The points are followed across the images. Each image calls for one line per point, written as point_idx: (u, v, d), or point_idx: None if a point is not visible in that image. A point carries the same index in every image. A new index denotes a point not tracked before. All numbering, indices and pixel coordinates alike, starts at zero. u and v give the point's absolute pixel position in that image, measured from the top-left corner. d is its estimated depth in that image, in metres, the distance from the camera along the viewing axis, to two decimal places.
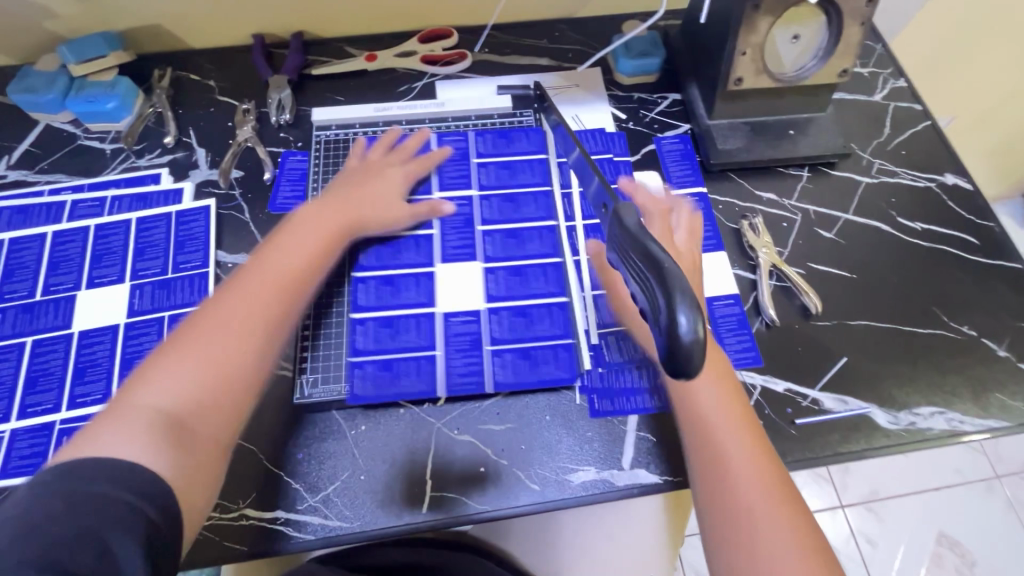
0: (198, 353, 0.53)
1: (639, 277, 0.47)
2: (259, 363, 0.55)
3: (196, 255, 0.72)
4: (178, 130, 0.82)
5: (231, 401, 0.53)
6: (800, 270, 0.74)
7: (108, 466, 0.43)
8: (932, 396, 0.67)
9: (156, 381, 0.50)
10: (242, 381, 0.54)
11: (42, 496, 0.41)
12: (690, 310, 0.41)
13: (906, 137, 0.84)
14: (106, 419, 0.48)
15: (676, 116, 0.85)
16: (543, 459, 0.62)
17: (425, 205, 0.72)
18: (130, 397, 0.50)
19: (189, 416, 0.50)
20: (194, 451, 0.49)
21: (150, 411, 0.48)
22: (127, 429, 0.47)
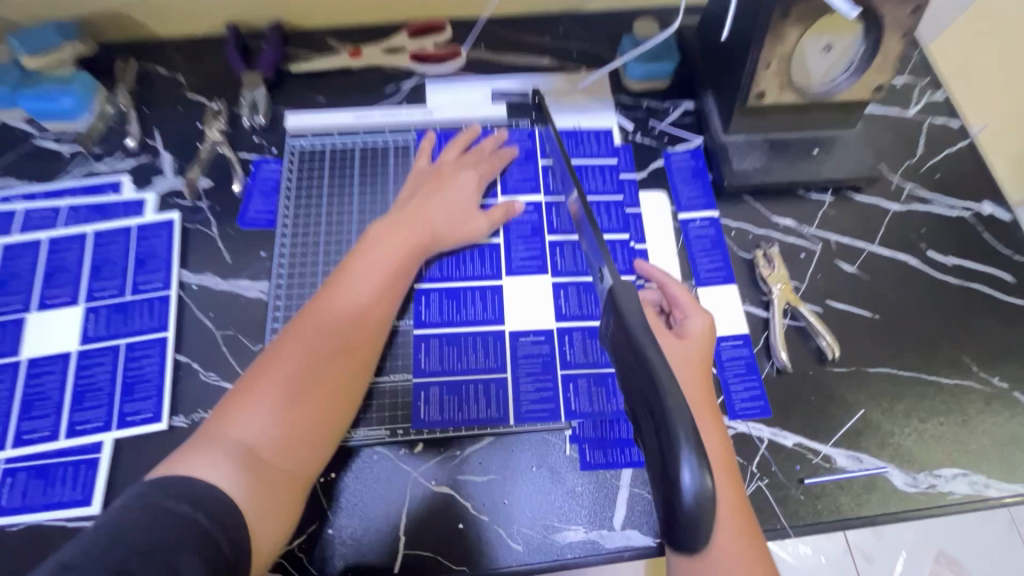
0: (278, 382, 0.50)
1: (640, 396, 0.46)
2: (337, 389, 0.53)
3: (158, 275, 0.66)
4: (142, 131, 0.75)
5: (314, 433, 0.50)
6: (817, 308, 0.68)
7: (193, 492, 0.42)
8: (955, 456, 0.61)
9: (240, 412, 0.48)
10: (322, 412, 0.51)
11: (130, 508, 0.39)
12: (696, 473, 0.41)
13: (941, 159, 0.77)
14: (193, 449, 0.46)
15: (688, 128, 0.77)
16: (527, 516, 0.57)
17: (503, 209, 0.68)
18: (215, 430, 0.47)
19: (276, 449, 0.48)
20: (277, 486, 0.46)
21: (236, 445, 0.46)
22: (214, 460, 0.45)
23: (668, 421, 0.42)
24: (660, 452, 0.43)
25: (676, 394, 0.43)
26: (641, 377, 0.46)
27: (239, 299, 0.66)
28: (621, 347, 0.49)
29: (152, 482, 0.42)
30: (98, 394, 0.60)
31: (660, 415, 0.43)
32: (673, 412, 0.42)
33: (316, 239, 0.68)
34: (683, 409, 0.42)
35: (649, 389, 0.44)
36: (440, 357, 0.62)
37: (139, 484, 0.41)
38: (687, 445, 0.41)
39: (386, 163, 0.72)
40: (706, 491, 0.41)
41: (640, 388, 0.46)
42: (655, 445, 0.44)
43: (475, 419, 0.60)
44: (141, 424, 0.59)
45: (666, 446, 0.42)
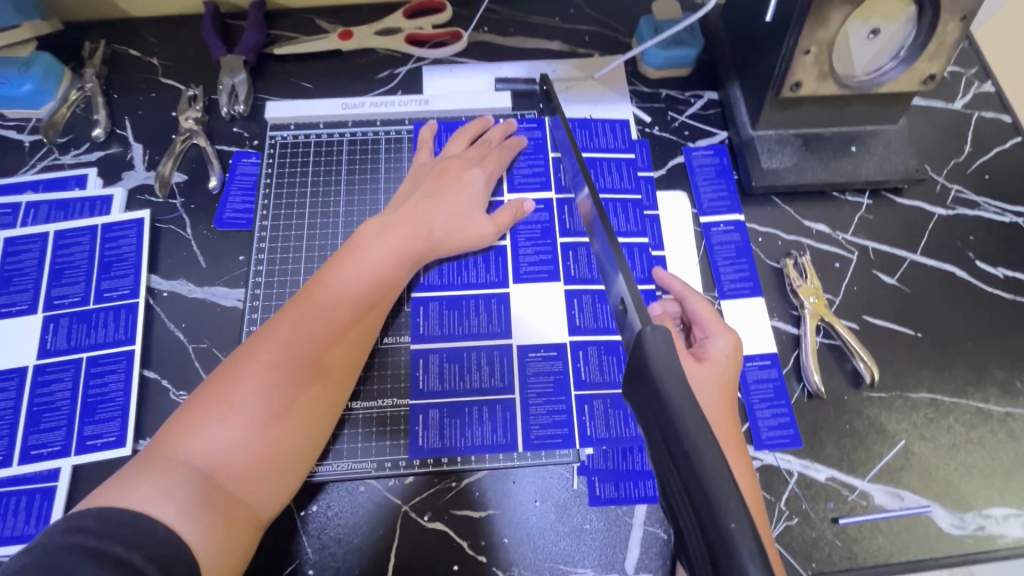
0: (248, 399, 0.44)
1: (680, 489, 0.34)
2: (312, 412, 0.47)
3: (125, 280, 0.60)
4: (110, 120, 0.68)
5: (281, 460, 0.45)
6: (853, 325, 0.61)
7: (139, 528, 0.36)
8: (1006, 494, 0.55)
9: (200, 429, 0.42)
10: (292, 438, 0.46)
11: (64, 546, 0.33)
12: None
13: (992, 158, 0.69)
14: (141, 468, 0.40)
15: (711, 121, 0.70)
16: (528, 557, 0.51)
17: (510, 208, 0.61)
18: (173, 446, 0.41)
19: (238, 477, 0.42)
20: (233, 522, 0.41)
21: (193, 470, 0.41)
22: (165, 484, 0.39)
23: (727, 543, 0.30)
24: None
25: (736, 503, 0.31)
26: (684, 472, 0.33)
27: (215, 308, 0.60)
28: (653, 421, 0.37)
29: (93, 510, 0.36)
30: (57, 414, 0.55)
31: (715, 532, 0.31)
32: (734, 533, 0.30)
33: (300, 242, 0.62)
34: (746, 525, 0.30)
35: (697, 492, 0.32)
36: (439, 375, 0.56)
37: (81, 514, 0.35)
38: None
39: (377, 157, 0.66)
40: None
41: (682, 483, 0.34)
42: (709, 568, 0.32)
43: (479, 446, 0.54)
44: (103, 448, 0.53)
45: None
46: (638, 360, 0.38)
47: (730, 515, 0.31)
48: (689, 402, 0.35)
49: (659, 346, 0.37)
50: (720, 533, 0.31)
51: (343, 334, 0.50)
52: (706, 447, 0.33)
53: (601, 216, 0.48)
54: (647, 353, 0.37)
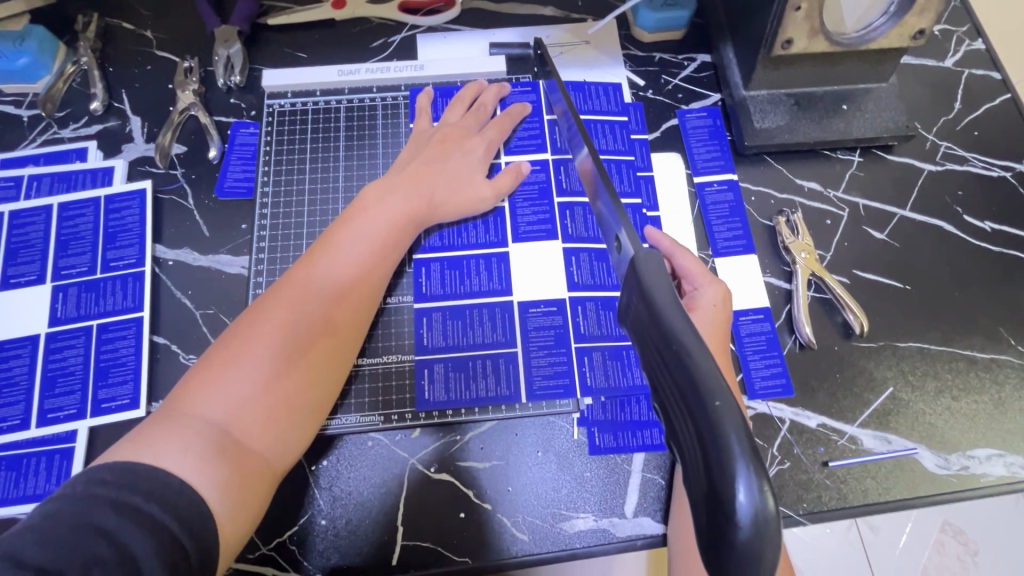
0: (258, 357, 0.45)
1: (667, 389, 0.34)
2: (317, 372, 0.49)
3: (130, 250, 0.61)
4: (107, 93, 0.68)
5: (293, 417, 0.47)
6: (844, 279, 0.62)
7: (157, 481, 0.37)
8: (989, 436, 0.57)
9: (214, 387, 0.43)
10: (303, 396, 0.47)
11: (87, 496, 0.35)
12: (753, 489, 0.28)
13: (981, 115, 0.70)
14: (159, 424, 0.41)
15: (704, 83, 0.71)
16: (532, 504, 0.53)
17: (509, 173, 0.62)
18: (188, 402, 0.43)
19: (250, 431, 0.44)
20: (248, 473, 0.42)
21: (207, 424, 0.42)
22: (183, 439, 0.40)
23: (711, 419, 0.30)
24: (700, 465, 0.31)
25: (721, 384, 0.31)
26: (671, 366, 0.34)
27: (220, 276, 0.61)
28: (643, 330, 0.37)
29: (112, 464, 0.37)
30: (70, 379, 0.56)
31: (699, 410, 0.31)
32: (718, 408, 0.30)
33: (300, 207, 0.63)
34: (730, 401, 0.30)
35: (682, 378, 0.32)
36: (443, 332, 0.58)
37: (101, 468, 0.37)
38: (739, 454, 0.29)
39: (374, 123, 0.66)
40: (770, 519, 0.28)
41: (669, 377, 0.34)
42: (693, 456, 0.32)
43: (484, 397, 0.56)
44: (117, 411, 0.55)
45: (710, 454, 0.30)
46: (632, 281, 0.39)
47: (714, 395, 0.31)
48: (676, 306, 0.36)
49: (652, 268, 0.38)
50: (704, 411, 0.31)
51: (348, 296, 0.51)
52: (693, 341, 0.33)
53: (601, 174, 0.49)
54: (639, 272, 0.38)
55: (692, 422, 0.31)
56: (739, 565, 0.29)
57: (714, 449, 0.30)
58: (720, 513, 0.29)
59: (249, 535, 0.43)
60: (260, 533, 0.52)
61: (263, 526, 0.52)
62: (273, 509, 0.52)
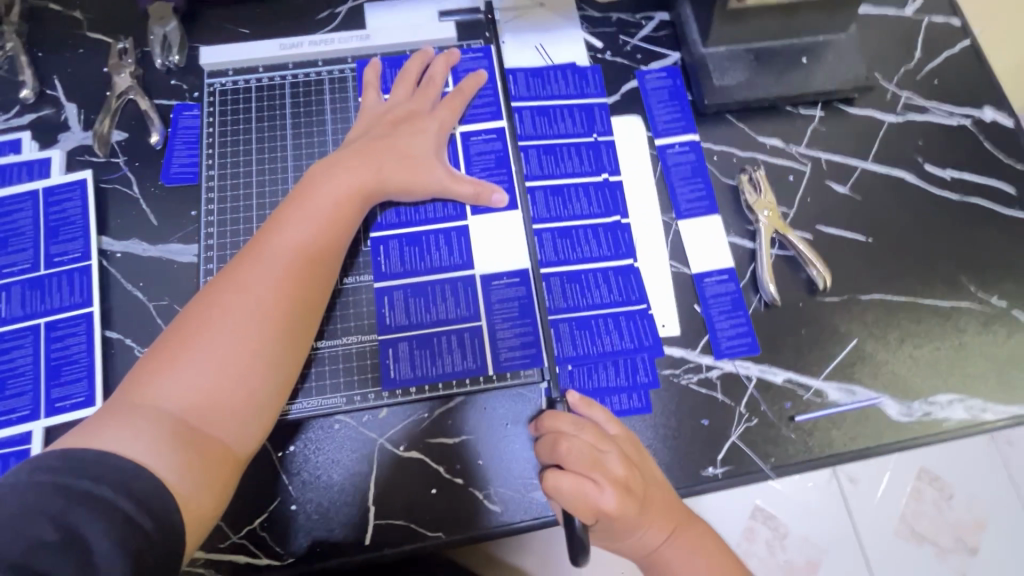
0: (208, 344, 0.44)
1: None
2: (274, 355, 0.47)
3: (74, 243, 0.58)
4: (39, 80, 0.64)
5: (254, 399, 0.46)
6: (807, 235, 0.62)
7: (104, 464, 0.37)
8: (952, 382, 0.58)
9: (164, 376, 0.43)
10: (262, 376, 0.46)
11: (35, 484, 0.34)
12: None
13: (941, 62, 0.69)
14: (110, 415, 0.41)
15: (662, 42, 0.69)
16: (503, 476, 0.53)
17: (470, 186, 0.58)
18: (139, 392, 0.42)
19: (207, 417, 0.43)
20: (206, 458, 0.42)
21: (160, 412, 0.41)
22: (133, 426, 0.40)
23: None
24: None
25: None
26: None
27: (172, 265, 0.59)
28: None
29: (60, 451, 0.37)
30: (21, 379, 0.54)
31: None
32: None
33: (249, 190, 0.61)
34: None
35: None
36: (405, 310, 0.57)
37: (48, 456, 0.36)
38: None
39: (322, 98, 0.64)
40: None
41: None
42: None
43: (450, 372, 0.55)
44: (72, 409, 0.54)
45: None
46: None
47: None
48: None
49: None
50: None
51: (304, 277, 0.50)
52: None
53: None
54: None
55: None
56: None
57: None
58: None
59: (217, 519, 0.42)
60: (230, 520, 0.51)
61: (232, 513, 0.51)
62: (240, 496, 0.52)
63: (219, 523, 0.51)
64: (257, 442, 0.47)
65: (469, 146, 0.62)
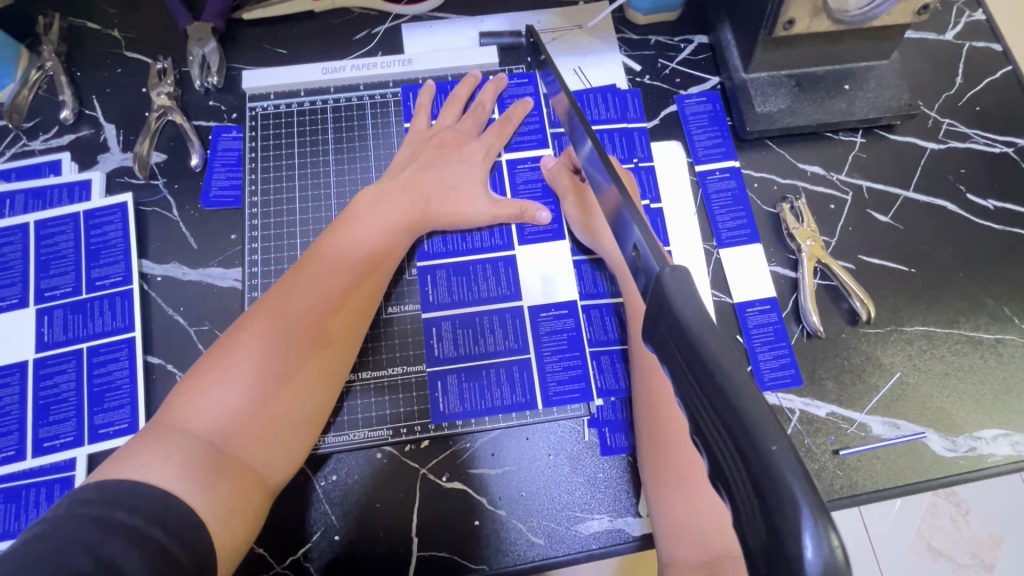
0: (245, 366, 0.45)
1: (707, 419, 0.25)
2: (307, 381, 0.48)
3: (116, 267, 0.58)
4: (78, 100, 0.64)
5: (283, 428, 0.46)
6: (849, 265, 0.62)
7: (139, 494, 0.36)
8: (998, 417, 0.57)
9: (200, 397, 0.43)
10: (296, 405, 0.47)
11: (69, 516, 0.34)
12: (822, 542, 0.20)
13: (982, 89, 0.69)
14: (146, 437, 0.41)
15: (701, 66, 0.69)
16: (546, 508, 0.53)
17: (514, 206, 0.59)
18: (176, 412, 0.42)
19: (240, 441, 0.43)
20: (235, 483, 0.41)
21: (193, 435, 0.41)
22: (165, 451, 0.40)
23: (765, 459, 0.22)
24: (763, 539, 0.21)
25: (775, 423, 0.23)
26: (705, 385, 0.25)
27: (212, 290, 0.59)
28: (669, 351, 0.28)
29: (95, 483, 0.36)
30: (64, 406, 0.54)
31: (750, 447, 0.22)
32: (776, 455, 0.22)
33: (293, 217, 0.61)
34: (789, 445, 0.22)
35: (719, 409, 0.24)
36: (454, 341, 0.56)
37: (84, 487, 0.36)
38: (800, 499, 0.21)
39: (364, 123, 0.64)
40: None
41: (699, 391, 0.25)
42: (755, 531, 0.22)
43: (499, 405, 0.55)
44: (116, 436, 0.54)
45: (769, 516, 0.21)
46: (651, 293, 0.31)
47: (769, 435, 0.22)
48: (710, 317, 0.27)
49: (681, 283, 0.29)
50: (752, 446, 0.22)
51: (341, 304, 0.51)
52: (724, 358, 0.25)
53: (600, 155, 0.43)
54: (664, 286, 0.29)
55: (744, 473, 0.22)
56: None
57: (773, 502, 0.21)
58: None
59: (244, 551, 0.42)
60: (273, 550, 0.51)
61: (275, 544, 0.51)
62: (283, 527, 0.52)
63: (263, 554, 0.51)
64: (286, 472, 0.47)
65: (515, 175, 0.62)
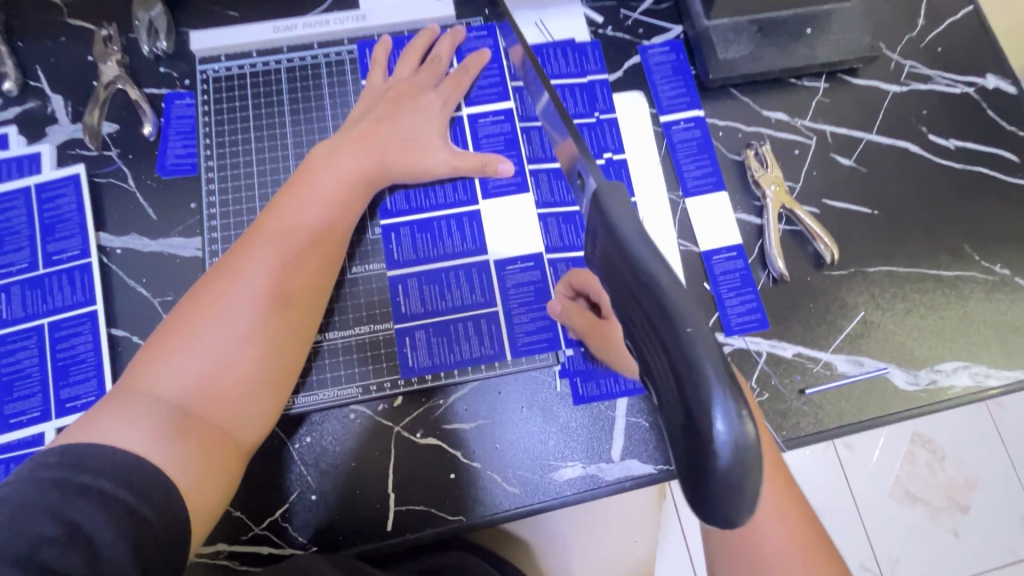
0: (208, 330, 0.44)
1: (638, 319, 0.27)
2: (273, 340, 0.47)
3: (72, 240, 0.57)
4: (21, 71, 0.62)
5: (251, 386, 0.46)
6: (813, 209, 0.62)
7: (104, 456, 0.36)
8: (957, 349, 0.59)
9: (164, 362, 0.42)
10: (263, 364, 0.47)
11: (31, 481, 0.33)
12: (731, 418, 0.23)
13: (944, 29, 0.69)
14: (111, 403, 0.40)
15: (664, 15, 0.68)
16: (521, 458, 0.54)
17: (476, 160, 0.58)
18: (139, 379, 0.42)
19: (207, 403, 0.43)
20: (206, 443, 0.41)
21: (159, 400, 0.41)
22: (131, 414, 0.39)
23: (683, 346, 0.24)
24: (681, 419, 0.24)
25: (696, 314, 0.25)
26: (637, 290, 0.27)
27: (174, 260, 0.58)
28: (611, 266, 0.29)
29: (58, 447, 0.36)
30: (28, 381, 0.54)
31: (669, 338, 0.24)
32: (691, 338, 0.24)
33: (251, 182, 0.60)
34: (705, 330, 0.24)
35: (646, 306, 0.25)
36: (421, 297, 0.56)
37: (46, 452, 0.35)
38: (714, 378, 0.23)
39: (320, 83, 0.62)
40: (752, 450, 0.23)
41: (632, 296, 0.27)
42: (676, 414, 0.25)
43: (469, 359, 0.55)
44: (84, 409, 0.53)
45: (685, 397, 0.24)
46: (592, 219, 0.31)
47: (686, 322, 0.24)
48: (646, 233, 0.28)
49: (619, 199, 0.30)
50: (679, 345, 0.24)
51: (301, 263, 0.50)
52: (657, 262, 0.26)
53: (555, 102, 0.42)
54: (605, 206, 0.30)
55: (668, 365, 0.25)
56: (722, 503, 0.24)
57: (689, 385, 0.24)
58: (694, 457, 0.24)
59: (223, 507, 0.43)
60: (250, 512, 0.51)
61: (252, 505, 0.52)
62: (259, 488, 0.52)
63: (240, 516, 0.51)
64: (258, 432, 0.47)
65: (477, 129, 0.61)
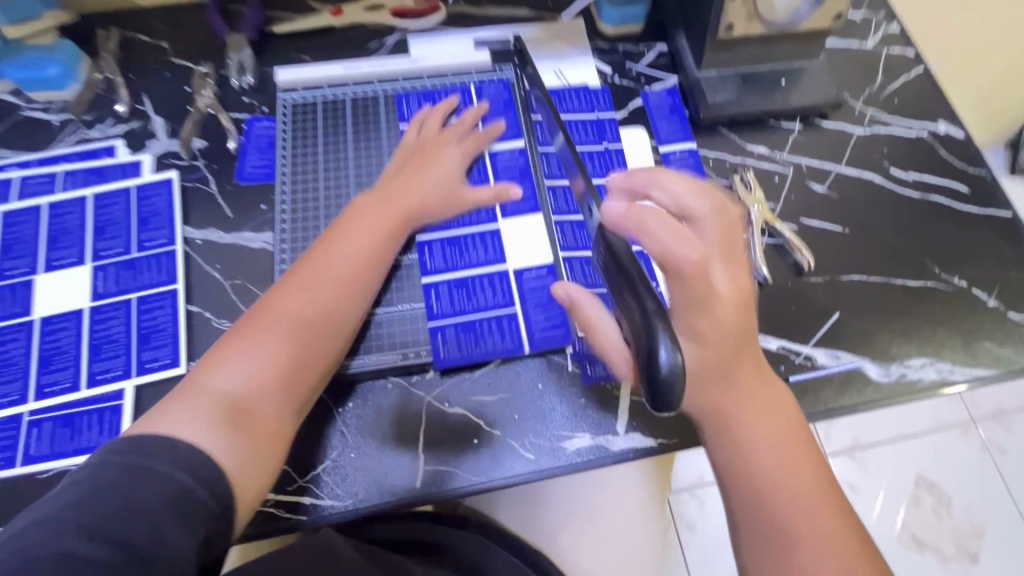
0: (257, 346, 0.53)
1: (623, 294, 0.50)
2: (310, 357, 0.55)
3: (161, 231, 0.68)
4: (131, 98, 0.75)
5: (289, 392, 0.53)
6: (793, 227, 0.72)
7: (168, 449, 0.44)
8: (923, 347, 0.67)
9: (221, 369, 0.51)
10: (300, 374, 0.54)
11: (109, 466, 0.42)
12: (671, 351, 0.44)
13: (900, 85, 0.82)
14: (174, 401, 0.49)
15: (663, 68, 0.81)
16: (537, 428, 0.61)
17: (489, 191, 0.69)
18: (199, 382, 0.50)
19: (249, 405, 0.50)
20: (248, 439, 0.49)
21: (213, 400, 0.49)
22: (194, 411, 0.48)
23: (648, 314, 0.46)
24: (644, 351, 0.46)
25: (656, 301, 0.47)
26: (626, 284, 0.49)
27: (245, 250, 0.68)
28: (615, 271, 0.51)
29: (128, 440, 0.44)
30: (115, 345, 0.62)
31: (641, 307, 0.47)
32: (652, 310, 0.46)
33: (315, 185, 0.71)
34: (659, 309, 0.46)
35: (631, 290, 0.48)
36: (450, 299, 0.66)
37: (117, 442, 0.44)
38: (663, 330, 0.45)
39: (377, 112, 0.75)
40: (680, 371, 0.44)
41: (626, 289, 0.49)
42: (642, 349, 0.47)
43: (493, 337, 0.64)
44: (159, 370, 0.61)
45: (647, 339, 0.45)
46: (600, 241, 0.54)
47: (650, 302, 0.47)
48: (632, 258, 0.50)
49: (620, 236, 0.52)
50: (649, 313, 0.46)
51: (336, 293, 0.59)
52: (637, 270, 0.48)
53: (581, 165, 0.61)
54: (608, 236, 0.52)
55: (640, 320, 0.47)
56: (660, 393, 0.44)
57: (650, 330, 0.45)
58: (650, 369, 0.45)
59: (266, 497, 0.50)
60: (296, 466, 0.58)
61: (298, 460, 0.59)
62: (306, 445, 0.59)
63: (288, 468, 0.58)
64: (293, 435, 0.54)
65: (498, 156, 0.73)
